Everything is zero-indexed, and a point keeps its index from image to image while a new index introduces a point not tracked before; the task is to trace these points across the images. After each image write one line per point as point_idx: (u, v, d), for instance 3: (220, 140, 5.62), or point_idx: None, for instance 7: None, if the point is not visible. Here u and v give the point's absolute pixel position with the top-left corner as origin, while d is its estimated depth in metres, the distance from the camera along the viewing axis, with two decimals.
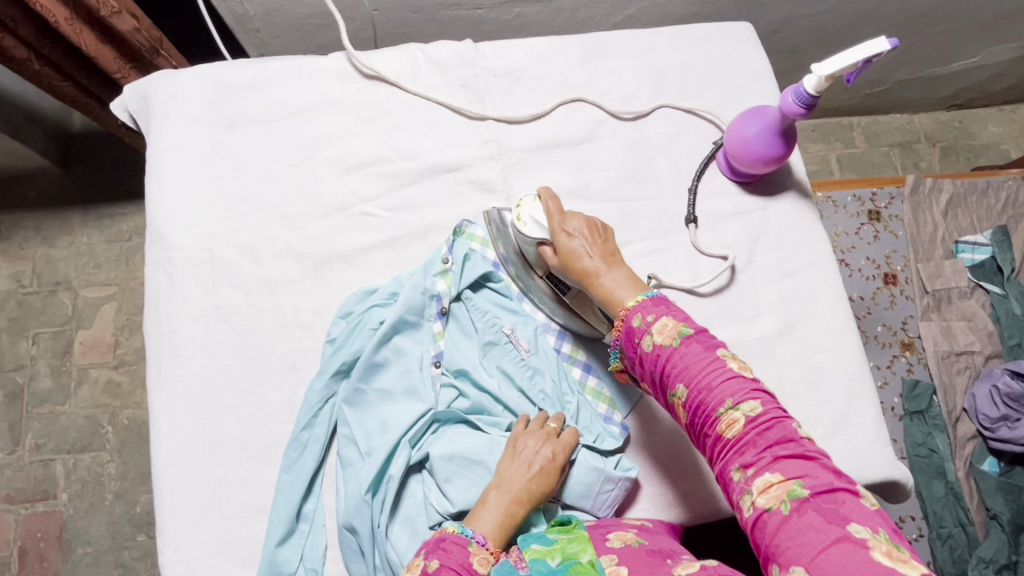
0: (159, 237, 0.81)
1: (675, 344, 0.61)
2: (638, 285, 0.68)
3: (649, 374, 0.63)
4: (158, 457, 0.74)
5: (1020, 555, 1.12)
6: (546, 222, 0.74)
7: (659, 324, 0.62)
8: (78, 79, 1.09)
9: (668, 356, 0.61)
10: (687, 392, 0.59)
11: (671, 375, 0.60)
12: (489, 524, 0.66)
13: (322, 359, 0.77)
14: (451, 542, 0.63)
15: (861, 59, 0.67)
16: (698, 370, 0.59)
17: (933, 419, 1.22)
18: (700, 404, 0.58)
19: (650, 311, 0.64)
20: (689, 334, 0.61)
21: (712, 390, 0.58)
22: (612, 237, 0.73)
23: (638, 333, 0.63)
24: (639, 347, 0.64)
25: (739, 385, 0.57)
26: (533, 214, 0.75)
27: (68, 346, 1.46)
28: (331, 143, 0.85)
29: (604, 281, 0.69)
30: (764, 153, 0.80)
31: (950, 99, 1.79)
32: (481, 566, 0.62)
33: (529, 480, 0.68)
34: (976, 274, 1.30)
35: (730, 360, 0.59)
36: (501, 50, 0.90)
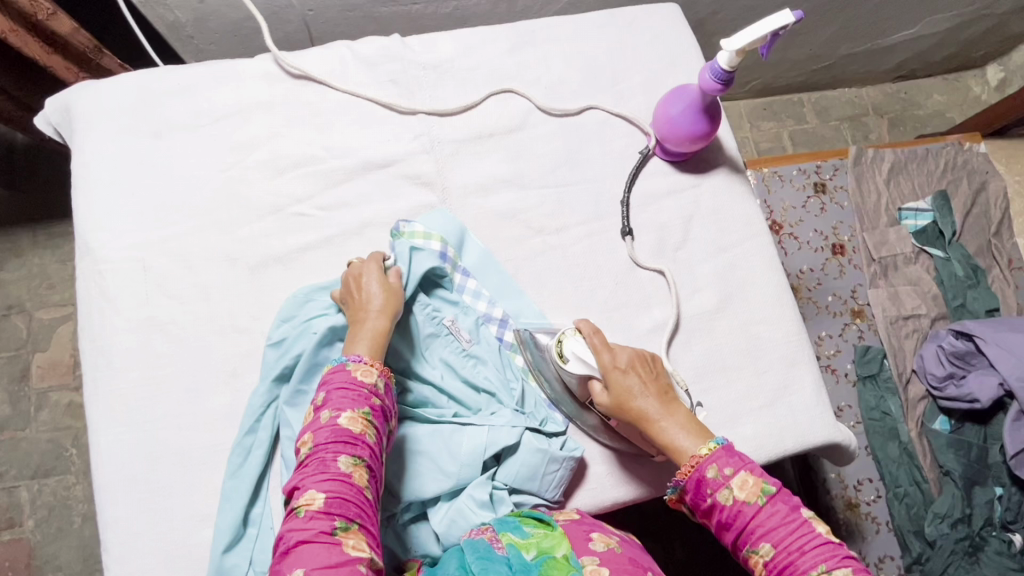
0: (89, 251, 0.80)
1: (760, 502, 0.61)
2: (701, 431, 0.66)
3: (725, 526, 0.63)
4: (100, 473, 0.73)
5: (972, 508, 1.16)
6: (593, 360, 0.71)
7: (739, 478, 0.62)
8: (8, 90, 1.08)
9: (753, 515, 0.61)
10: (773, 551, 0.60)
11: (755, 533, 0.61)
12: (361, 343, 0.69)
13: (262, 362, 0.76)
14: (331, 373, 0.66)
15: (769, 33, 0.68)
16: (787, 533, 0.60)
17: (885, 382, 1.26)
18: (788, 566, 0.59)
19: (727, 463, 0.63)
20: (773, 494, 0.62)
21: (803, 553, 0.59)
22: (661, 369, 0.72)
23: (715, 485, 0.63)
24: (713, 499, 0.63)
25: (830, 550, 0.59)
26: (579, 351, 0.72)
27: (25, 371, 1.43)
28: (261, 145, 0.85)
29: (665, 426, 0.67)
30: (690, 132, 0.82)
31: (894, 71, 1.82)
32: (365, 378, 0.66)
33: (381, 297, 0.72)
34: (920, 239, 1.34)
35: (818, 525, 0.60)
36: (430, 44, 0.90)
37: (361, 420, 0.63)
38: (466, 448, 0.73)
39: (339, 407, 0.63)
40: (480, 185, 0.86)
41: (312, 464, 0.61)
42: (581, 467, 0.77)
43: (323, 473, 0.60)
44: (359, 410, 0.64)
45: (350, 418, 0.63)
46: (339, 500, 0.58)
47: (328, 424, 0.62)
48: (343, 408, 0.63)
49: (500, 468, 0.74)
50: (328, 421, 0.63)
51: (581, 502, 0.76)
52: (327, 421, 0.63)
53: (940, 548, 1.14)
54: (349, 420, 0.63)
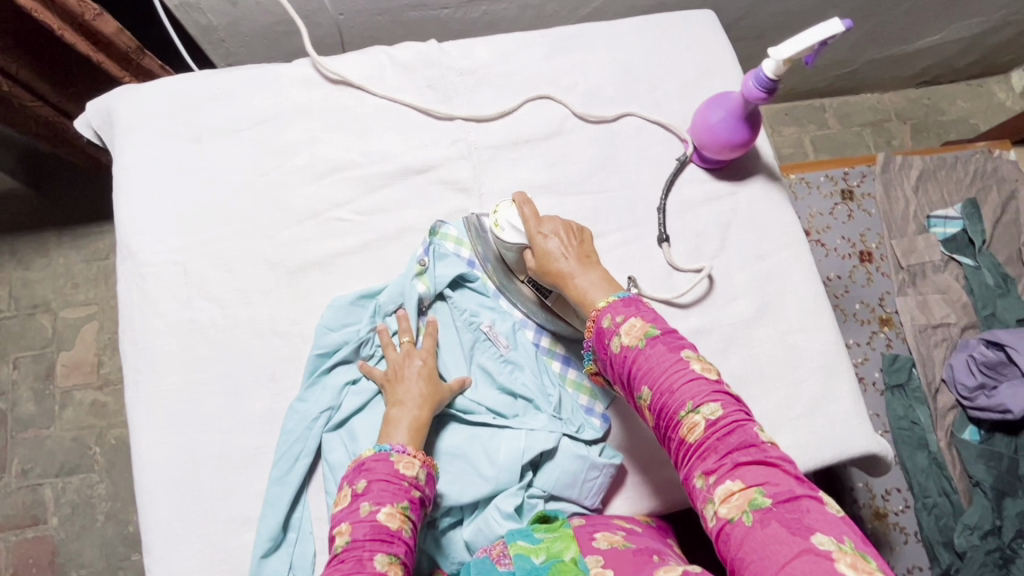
0: (130, 254, 0.80)
1: (641, 345, 0.63)
2: (612, 287, 0.71)
3: (619, 377, 0.66)
4: (141, 475, 0.73)
5: (1002, 520, 1.14)
6: (523, 227, 0.76)
7: (627, 325, 0.65)
8: (48, 98, 1.12)
9: (634, 360, 0.63)
10: (651, 395, 0.62)
11: (637, 379, 0.63)
12: (402, 434, 0.69)
13: (305, 365, 0.77)
14: (372, 462, 0.66)
15: (818, 41, 0.69)
16: (662, 373, 0.61)
17: (914, 391, 1.24)
18: (663, 407, 0.61)
19: (618, 313, 0.66)
20: (654, 337, 0.63)
21: (675, 393, 0.60)
22: (587, 240, 0.76)
23: (607, 334, 0.66)
24: (606, 349, 0.66)
25: (702, 389, 0.59)
26: (510, 218, 0.77)
27: (50, 369, 1.44)
28: (301, 149, 0.85)
29: (579, 283, 0.72)
30: (729, 139, 0.81)
31: (918, 77, 1.81)
32: (408, 470, 0.65)
33: (421, 388, 0.72)
34: (949, 247, 1.33)
35: (694, 364, 0.61)
36: (466, 49, 0.90)
37: (399, 514, 0.63)
38: (504, 459, 0.72)
39: (378, 499, 0.63)
40: (518, 190, 0.86)
41: (348, 561, 0.60)
42: (620, 475, 0.77)
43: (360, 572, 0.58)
44: (398, 503, 0.63)
45: (389, 513, 0.62)
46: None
47: (365, 519, 0.62)
48: (382, 502, 0.63)
49: (538, 477, 0.74)
50: (366, 515, 0.62)
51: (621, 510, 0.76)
52: (366, 514, 0.62)
53: (970, 559, 1.12)
54: (387, 515, 0.62)
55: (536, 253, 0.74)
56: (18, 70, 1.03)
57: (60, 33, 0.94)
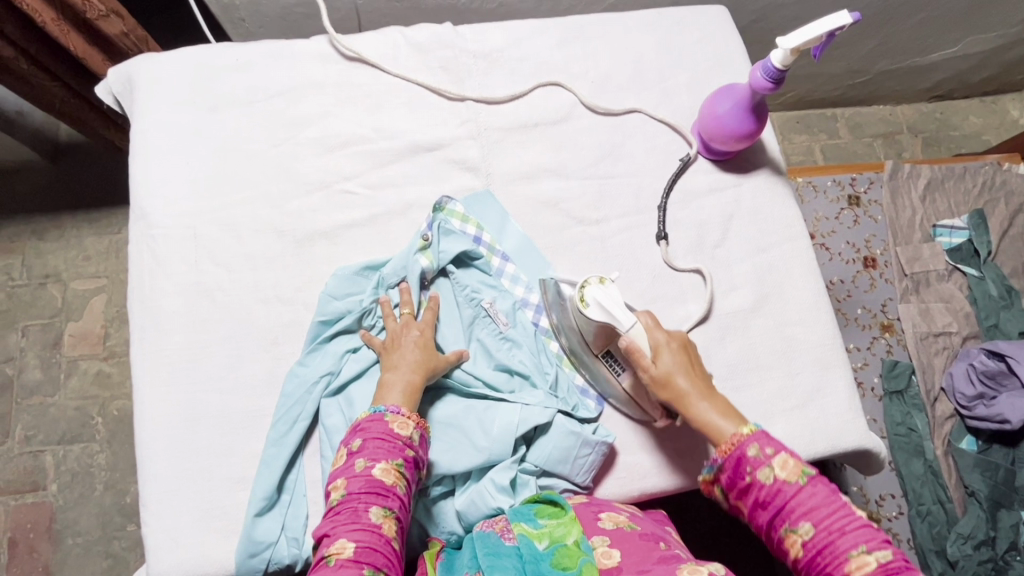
0: (144, 215, 0.82)
1: (801, 482, 0.62)
2: (738, 414, 0.68)
3: (761, 505, 0.63)
4: (143, 430, 0.75)
5: (997, 531, 1.14)
6: (646, 339, 0.71)
7: (779, 458, 0.63)
8: (65, 81, 1.08)
9: (793, 494, 0.62)
10: (812, 531, 0.60)
11: (794, 513, 0.61)
12: (396, 396, 0.69)
13: (308, 331, 0.78)
14: (368, 422, 0.67)
15: (824, 33, 0.71)
16: (827, 513, 0.60)
17: (912, 399, 1.24)
18: (827, 545, 0.59)
19: (769, 443, 0.64)
20: (813, 475, 0.62)
21: (844, 534, 0.59)
22: (697, 356, 0.73)
23: (756, 463, 0.64)
24: (752, 477, 0.64)
25: (871, 531, 0.59)
26: (632, 329, 0.71)
27: (57, 338, 1.41)
28: (313, 123, 0.87)
29: (702, 407, 0.68)
30: (735, 130, 0.83)
31: (931, 91, 1.78)
32: (402, 430, 0.67)
33: (416, 355, 0.73)
34: (953, 257, 1.32)
35: (853, 507, 0.61)
36: (480, 33, 0.92)
37: (394, 471, 0.64)
38: (497, 433, 0.73)
39: (373, 456, 0.65)
40: (524, 172, 0.87)
41: (344, 512, 0.62)
42: (611, 455, 0.78)
43: (355, 523, 0.61)
44: (392, 461, 0.65)
45: (383, 469, 0.64)
46: (368, 550, 0.59)
47: (361, 474, 0.64)
48: (377, 458, 0.64)
49: (530, 451, 0.75)
50: (361, 470, 0.64)
51: (611, 490, 0.76)
52: (361, 469, 0.64)
53: (963, 568, 1.12)
54: (382, 470, 0.64)
55: (656, 365, 0.70)
56: (34, 50, 0.99)
57: (50, 25, 0.93)
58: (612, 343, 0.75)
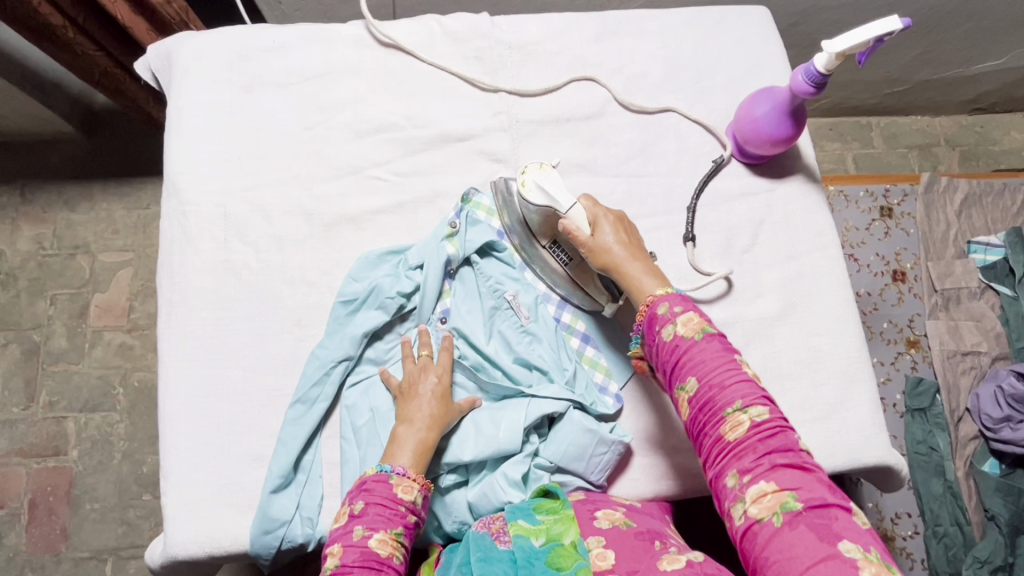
0: (176, 191, 0.83)
1: (696, 338, 0.61)
2: (665, 278, 0.69)
3: (661, 365, 0.64)
4: (165, 403, 0.76)
5: (1015, 557, 1.11)
6: (585, 214, 0.73)
7: (684, 316, 0.63)
8: (110, 49, 1.09)
9: (686, 349, 0.61)
10: (697, 387, 0.60)
11: (684, 368, 0.61)
12: (407, 455, 0.67)
13: (331, 313, 0.79)
14: (373, 481, 0.65)
15: (873, 38, 0.69)
16: (713, 367, 0.60)
17: (935, 417, 1.21)
18: (709, 401, 0.59)
19: (677, 303, 0.64)
20: (712, 333, 0.62)
21: (724, 389, 0.58)
22: (636, 232, 0.74)
23: (661, 320, 0.64)
24: (657, 335, 0.64)
25: (751, 390, 0.58)
26: (572, 211, 0.73)
27: (84, 308, 1.43)
28: (346, 108, 0.87)
29: (634, 268, 0.69)
30: (772, 134, 0.81)
31: (972, 103, 1.73)
32: (405, 494, 0.65)
33: (431, 408, 0.71)
34: (987, 275, 1.29)
35: (744, 367, 0.60)
36: (516, 24, 0.91)
37: (391, 541, 0.62)
38: (505, 432, 0.73)
39: (372, 524, 0.63)
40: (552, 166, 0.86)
41: None
42: (627, 455, 0.77)
43: None
44: (391, 530, 0.63)
45: (381, 539, 0.62)
46: None
47: (357, 544, 0.61)
48: (375, 528, 0.62)
49: (543, 445, 0.75)
50: (358, 540, 0.62)
51: (625, 491, 0.76)
52: (358, 539, 0.62)
53: None
54: (379, 542, 0.62)
55: (594, 238, 0.72)
56: (83, 20, 1.01)
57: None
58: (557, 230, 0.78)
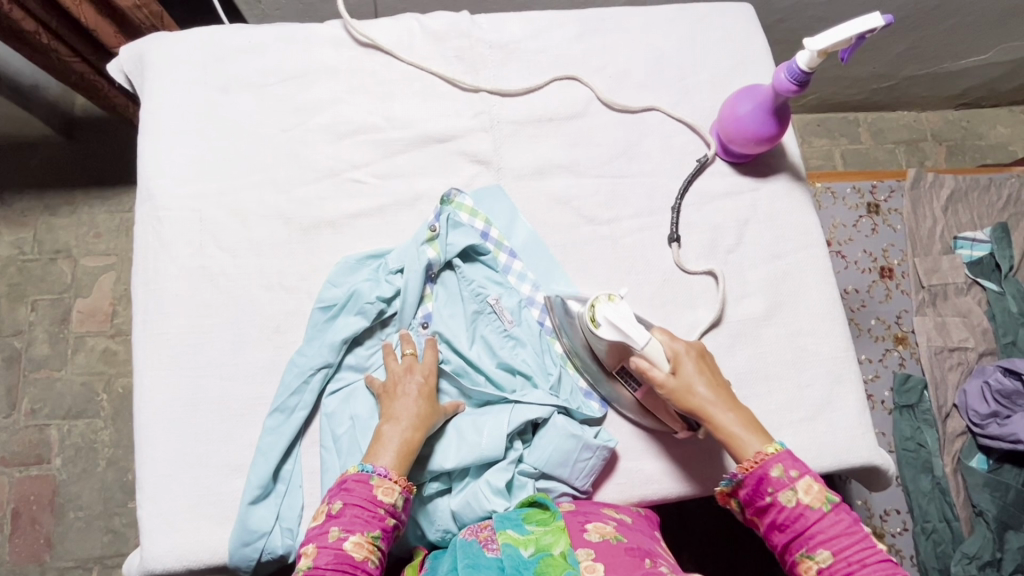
0: (150, 196, 0.81)
1: (824, 509, 0.63)
2: (762, 429, 0.68)
3: (779, 527, 0.65)
4: (141, 414, 0.74)
5: (1003, 552, 1.11)
6: (664, 352, 0.69)
7: (804, 483, 0.64)
8: (86, 55, 1.07)
9: (815, 520, 0.63)
10: (830, 559, 0.62)
11: (813, 538, 0.63)
12: (390, 455, 0.66)
13: (310, 320, 0.77)
14: (354, 481, 0.64)
15: (854, 36, 0.68)
16: (847, 542, 0.62)
17: (923, 414, 1.21)
18: (845, 574, 0.61)
19: (794, 466, 0.65)
20: (835, 503, 0.64)
21: (863, 565, 0.61)
22: (715, 367, 0.72)
23: (779, 486, 0.65)
24: (774, 499, 0.65)
25: (887, 565, 0.61)
26: (648, 345, 0.68)
27: (66, 314, 1.41)
28: (324, 109, 0.85)
29: (727, 419, 0.68)
30: (756, 132, 0.80)
31: (959, 98, 1.73)
32: (386, 497, 0.64)
33: (417, 407, 0.70)
34: (973, 270, 1.29)
35: (873, 539, 0.63)
36: (497, 23, 0.90)
37: (367, 545, 0.62)
38: (488, 439, 0.71)
39: (348, 526, 0.62)
40: (535, 167, 0.85)
41: None
42: (612, 460, 0.76)
43: None
44: (368, 533, 0.62)
45: (356, 542, 0.61)
46: None
47: (331, 546, 0.61)
48: (351, 530, 0.62)
49: (527, 451, 0.74)
50: (333, 541, 0.61)
51: (611, 497, 0.75)
52: (333, 540, 0.61)
53: None
54: (354, 545, 0.61)
55: (676, 377, 0.69)
56: (56, 27, 0.98)
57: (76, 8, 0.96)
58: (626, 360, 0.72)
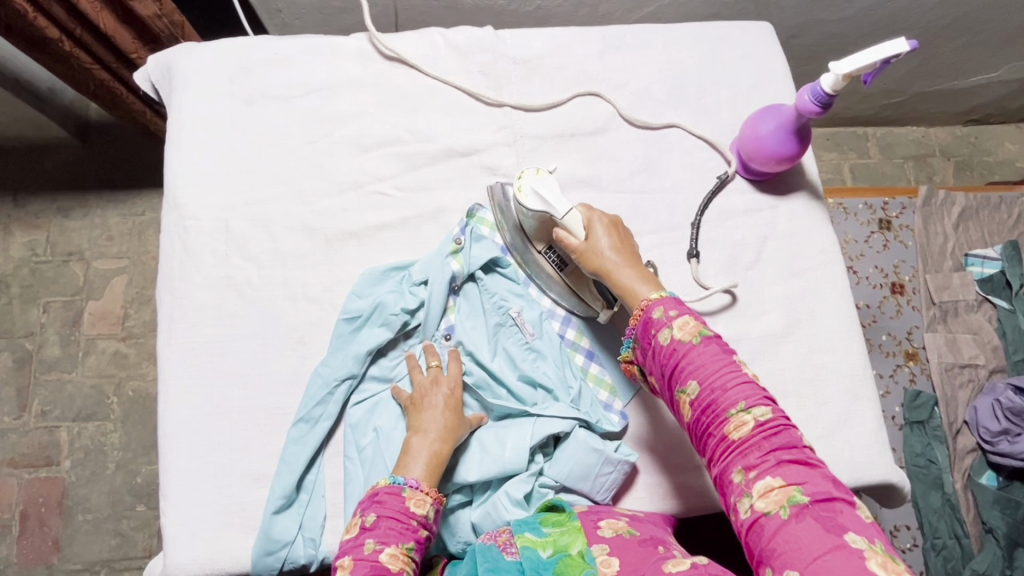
0: (176, 205, 0.82)
1: (694, 341, 0.61)
2: (659, 284, 0.68)
3: (660, 369, 0.63)
4: (165, 421, 0.75)
5: (1013, 570, 1.12)
6: (579, 218, 0.73)
7: (680, 320, 0.63)
8: (106, 62, 1.07)
9: (686, 354, 0.61)
10: (699, 390, 0.59)
11: (685, 372, 0.61)
12: (419, 467, 0.67)
13: (335, 331, 0.78)
14: (386, 493, 0.64)
15: (879, 60, 0.69)
16: (714, 370, 0.59)
17: (934, 430, 1.22)
18: (711, 404, 0.58)
19: (673, 307, 0.64)
20: (710, 336, 0.62)
21: (728, 392, 0.58)
22: (631, 237, 0.74)
23: (657, 325, 0.64)
24: (654, 340, 0.64)
25: (754, 390, 0.58)
26: (567, 216, 0.73)
27: (77, 316, 1.42)
28: (350, 122, 0.86)
29: (625, 275, 0.69)
30: (777, 151, 0.81)
31: (967, 114, 1.74)
32: (418, 508, 0.64)
33: (445, 420, 0.70)
34: (984, 287, 1.30)
35: (747, 371, 0.60)
36: (520, 38, 0.91)
37: (402, 556, 0.61)
38: (510, 451, 0.72)
39: (384, 537, 0.61)
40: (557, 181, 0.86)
41: None
42: (631, 474, 0.77)
43: None
44: (403, 544, 0.61)
45: (392, 554, 0.60)
46: None
47: (368, 557, 0.60)
48: (387, 542, 0.61)
49: (548, 464, 0.74)
50: (369, 553, 0.60)
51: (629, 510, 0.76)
52: (369, 552, 0.60)
53: None
54: (390, 556, 0.60)
55: (586, 240, 0.72)
56: (79, 34, 0.99)
57: (98, 14, 0.97)
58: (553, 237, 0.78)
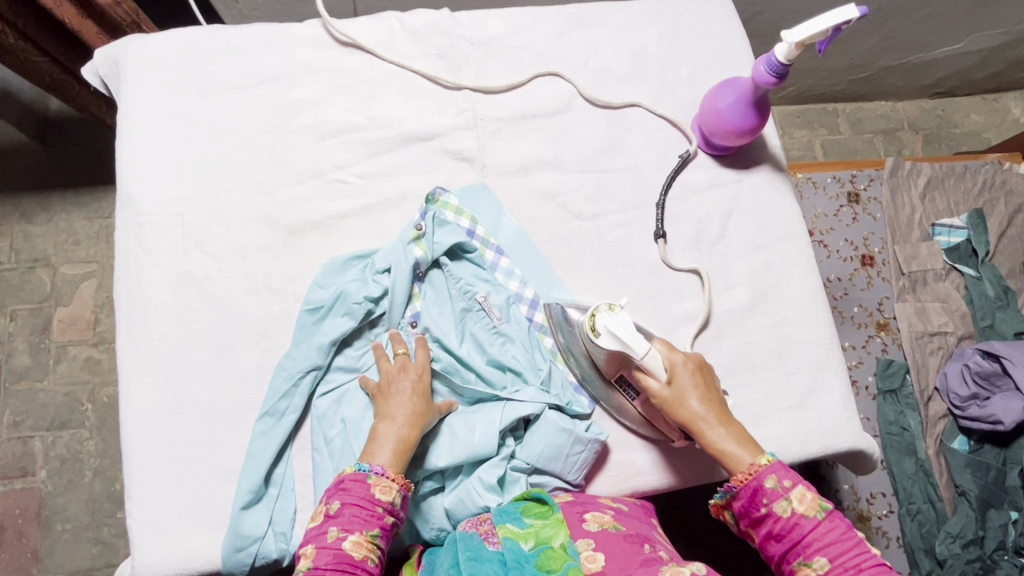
0: (130, 201, 0.80)
1: (819, 517, 0.63)
2: (756, 443, 0.68)
3: (774, 537, 0.65)
4: (128, 421, 0.73)
5: (985, 530, 1.14)
6: (662, 362, 0.70)
7: (798, 491, 0.64)
8: (54, 54, 1.04)
9: (810, 528, 0.63)
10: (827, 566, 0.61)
11: (810, 547, 0.63)
12: (386, 454, 0.66)
13: (298, 323, 0.76)
14: (351, 481, 0.64)
15: (831, 27, 0.69)
16: (842, 549, 0.62)
17: (906, 397, 1.24)
18: None
19: (787, 476, 0.65)
20: (830, 511, 0.64)
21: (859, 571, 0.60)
22: (714, 380, 0.73)
23: (773, 495, 0.65)
24: (768, 509, 0.65)
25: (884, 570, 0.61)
26: (647, 357, 0.69)
27: (46, 324, 1.38)
28: (306, 110, 0.85)
29: (718, 434, 0.68)
30: (736, 124, 0.81)
31: (933, 87, 1.76)
32: (384, 495, 0.64)
33: (412, 405, 0.70)
34: (951, 256, 1.32)
35: (868, 546, 0.63)
36: (478, 20, 0.90)
37: (366, 543, 0.62)
38: (481, 436, 0.72)
39: (347, 525, 0.62)
40: (519, 163, 0.85)
41: None
42: (603, 453, 0.77)
43: None
44: (367, 532, 0.62)
45: (355, 541, 0.61)
46: None
47: (331, 546, 0.61)
48: (350, 529, 0.62)
49: (519, 447, 0.74)
50: (332, 541, 0.61)
51: (602, 489, 0.76)
52: (332, 540, 0.61)
53: (951, 567, 1.13)
54: (354, 544, 0.61)
55: (672, 388, 0.70)
56: (25, 25, 0.96)
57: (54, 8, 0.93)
58: (625, 369, 0.74)
